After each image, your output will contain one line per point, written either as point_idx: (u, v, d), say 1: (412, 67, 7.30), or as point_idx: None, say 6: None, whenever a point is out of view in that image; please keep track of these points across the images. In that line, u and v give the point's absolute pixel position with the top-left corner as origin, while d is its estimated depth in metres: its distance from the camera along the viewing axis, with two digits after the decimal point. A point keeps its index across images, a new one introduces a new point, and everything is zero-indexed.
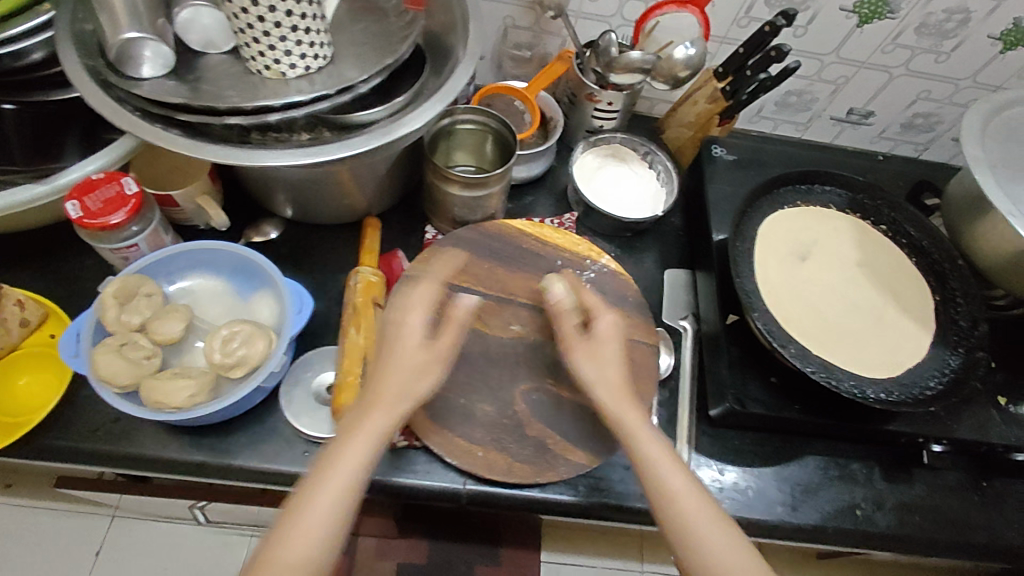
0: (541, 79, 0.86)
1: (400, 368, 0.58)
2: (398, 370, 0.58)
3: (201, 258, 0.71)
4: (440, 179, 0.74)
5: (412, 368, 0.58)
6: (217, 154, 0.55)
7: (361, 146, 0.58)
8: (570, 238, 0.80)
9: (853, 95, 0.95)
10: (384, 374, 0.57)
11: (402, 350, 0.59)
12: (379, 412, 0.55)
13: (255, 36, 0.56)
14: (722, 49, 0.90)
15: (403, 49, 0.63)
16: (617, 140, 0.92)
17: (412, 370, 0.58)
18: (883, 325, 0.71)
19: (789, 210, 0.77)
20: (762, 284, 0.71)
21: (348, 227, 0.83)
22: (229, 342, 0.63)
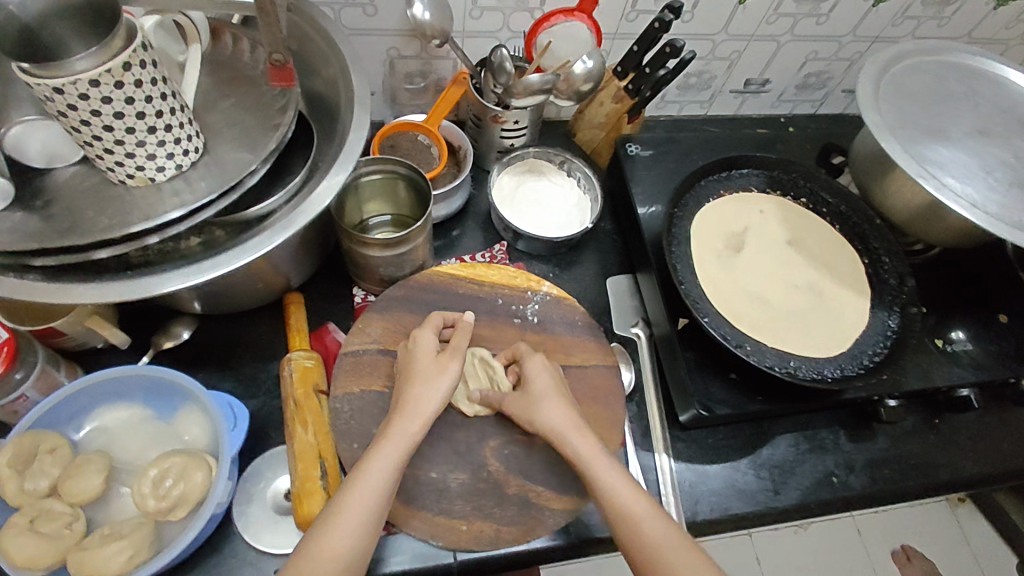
0: (440, 109, 0.81)
1: (439, 384, 0.62)
2: (435, 384, 0.62)
3: (105, 390, 0.62)
4: (357, 244, 0.68)
5: (432, 377, 0.63)
6: (95, 293, 0.47)
7: (263, 245, 0.51)
8: (506, 272, 0.77)
9: (748, 67, 0.96)
10: (416, 387, 0.62)
11: (426, 364, 0.64)
12: (396, 429, 0.59)
13: (107, 148, 0.48)
14: (616, 45, 0.88)
15: (287, 125, 0.57)
16: (532, 155, 0.89)
17: (429, 403, 0.61)
18: (825, 300, 0.72)
19: (714, 202, 0.76)
20: (705, 285, 0.70)
21: (269, 309, 0.76)
22: (162, 482, 0.56)
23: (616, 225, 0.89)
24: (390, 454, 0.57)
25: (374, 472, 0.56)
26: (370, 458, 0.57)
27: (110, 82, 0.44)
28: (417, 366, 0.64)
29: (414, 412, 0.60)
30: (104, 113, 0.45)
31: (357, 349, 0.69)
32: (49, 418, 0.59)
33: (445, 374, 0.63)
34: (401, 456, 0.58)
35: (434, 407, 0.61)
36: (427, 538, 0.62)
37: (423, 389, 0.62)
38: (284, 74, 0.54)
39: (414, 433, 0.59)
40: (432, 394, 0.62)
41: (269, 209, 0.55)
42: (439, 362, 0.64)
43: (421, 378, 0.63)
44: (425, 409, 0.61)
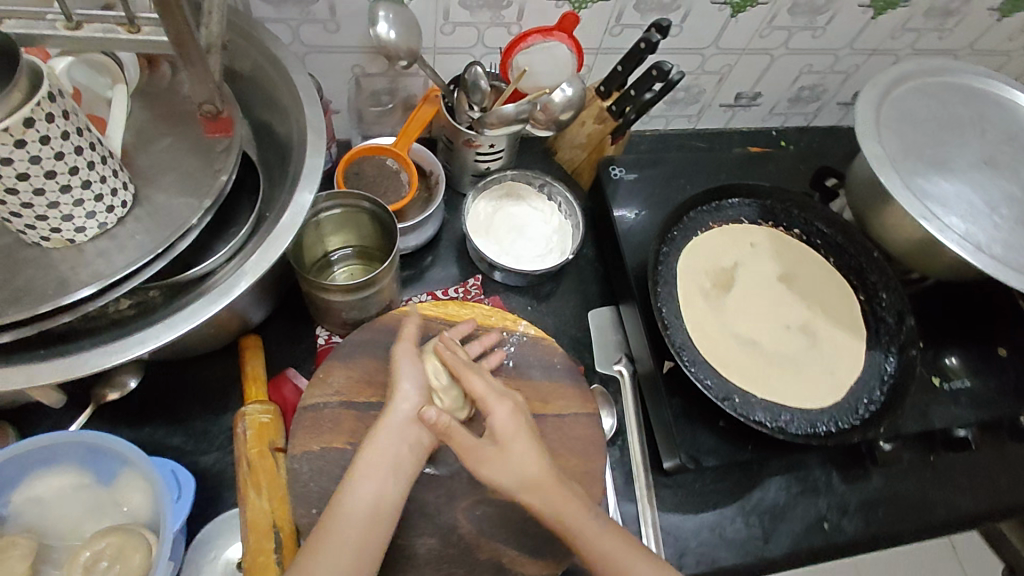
0: (411, 129, 0.75)
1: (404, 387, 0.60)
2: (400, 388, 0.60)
3: (37, 458, 0.56)
4: (315, 288, 0.63)
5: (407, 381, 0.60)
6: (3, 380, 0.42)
7: (196, 316, 0.46)
8: (480, 311, 0.71)
9: (738, 81, 0.91)
10: (394, 390, 0.60)
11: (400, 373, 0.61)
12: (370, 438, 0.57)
13: (14, 211, 0.42)
14: (599, 60, 0.82)
15: (229, 171, 0.51)
16: (510, 178, 0.83)
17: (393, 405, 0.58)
18: (819, 344, 0.67)
19: (703, 235, 0.71)
20: (693, 329, 0.65)
21: (224, 353, 0.70)
22: (96, 566, 0.52)
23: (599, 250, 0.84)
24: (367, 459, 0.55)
25: (358, 479, 0.54)
26: (357, 469, 0.55)
27: (9, 141, 0.38)
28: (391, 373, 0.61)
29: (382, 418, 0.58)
30: (5, 175, 0.39)
31: (318, 402, 0.64)
32: None
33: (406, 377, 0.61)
34: (384, 459, 0.55)
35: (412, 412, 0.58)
36: None
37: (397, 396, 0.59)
38: (221, 124, 0.51)
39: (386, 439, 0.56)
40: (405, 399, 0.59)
41: (208, 268, 0.49)
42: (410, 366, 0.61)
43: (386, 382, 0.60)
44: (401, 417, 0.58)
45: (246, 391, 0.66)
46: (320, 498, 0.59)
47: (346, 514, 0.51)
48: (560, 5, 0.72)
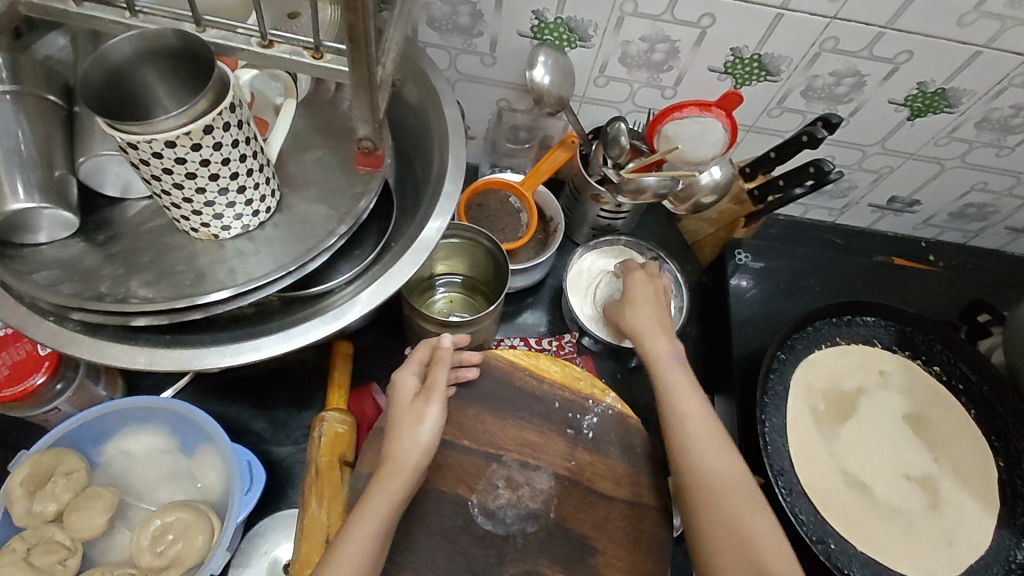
0: (541, 170, 0.74)
1: (420, 432, 0.56)
2: (417, 432, 0.56)
3: (137, 416, 0.60)
4: (416, 314, 0.65)
5: (413, 424, 0.56)
6: (128, 359, 0.44)
7: (307, 335, 0.47)
8: (570, 371, 0.69)
9: (896, 184, 0.83)
10: (399, 434, 0.56)
11: (406, 409, 0.57)
12: (375, 490, 0.54)
13: (175, 203, 0.45)
14: (749, 137, 0.78)
15: (367, 198, 0.52)
16: (622, 243, 0.80)
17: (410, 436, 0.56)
18: (940, 505, 0.60)
19: (827, 350, 0.65)
20: (797, 453, 0.59)
21: (317, 351, 0.72)
22: (162, 537, 0.54)
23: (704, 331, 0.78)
24: (370, 517, 0.53)
25: (356, 537, 0.52)
26: (351, 528, 0.52)
27: (187, 143, 0.40)
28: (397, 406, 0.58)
29: (396, 469, 0.54)
30: (176, 172, 0.42)
31: None
32: (75, 436, 0.58)
33: (425, 421, 0.57)
34: (385, 517, 0.53)
35: (418, 460, 0.55)
36: None
37: (402, 437, 0.56)
38: (370, 158, 0.51)
39: (399, 490, 0.54)
40: (413, 441, 0.56)
41: (328, 288, 0.50)
42: (420, 407, 0.57)
43: (402, 410, 0.57)
44: (408, 464, 0.55)
45: (329, 396, 0.67)
46: None
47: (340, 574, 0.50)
48: (722, 78, 0.69)
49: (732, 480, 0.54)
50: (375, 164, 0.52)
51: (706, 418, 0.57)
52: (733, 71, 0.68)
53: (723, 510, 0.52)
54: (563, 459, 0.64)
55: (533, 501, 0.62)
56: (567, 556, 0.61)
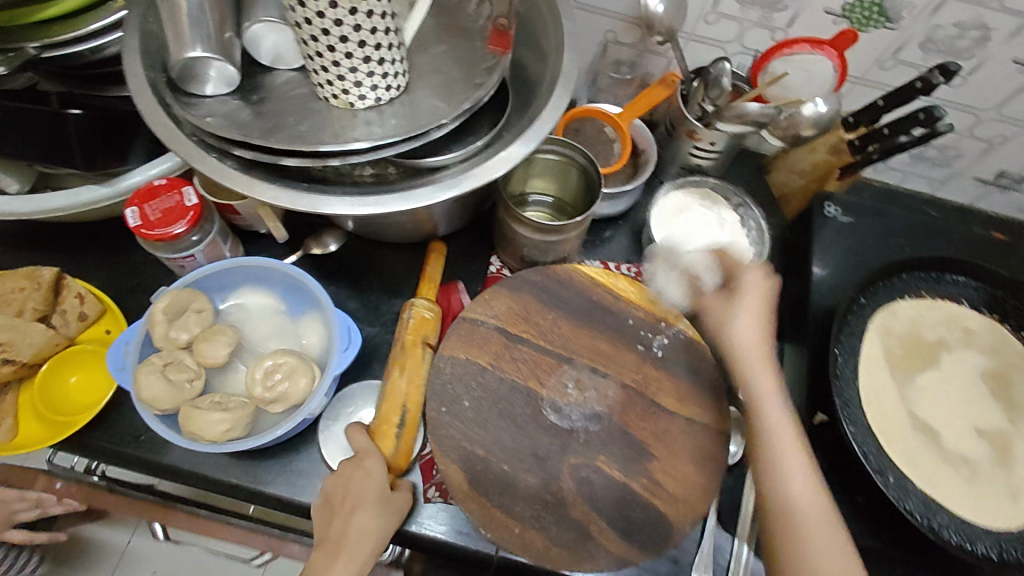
0: (638, 106, 0.77)
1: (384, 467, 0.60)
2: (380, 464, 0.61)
3: (255, 275, 0.67)
4: (510, 217, 0.69)
5: (378, 507, 0.59)
6: (275, 197, 0.50)
7: (425, 198, 0.52)
8: (646, 294, 0.72)
9: (1008, 157, 0.80)
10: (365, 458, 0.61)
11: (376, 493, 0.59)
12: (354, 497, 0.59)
13: (324, 66, 0.50)
14: (856, 90, 0.77)
15: (488, 88, 0.56)
16: (710, 185, 0.82)
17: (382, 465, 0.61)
18: (1009, 462, 0.60)
19: (910, 300, 0.66)
20: (867, 391, 0.61)
21: (410, 248, 0.78)
22: (272, 375, 0.61)
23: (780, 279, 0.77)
24: (363, 517, 0.57)
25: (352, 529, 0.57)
26: (341, 521, 0.57)
27: (346, 5, 0.45)
28: (360, 493, 0.58)
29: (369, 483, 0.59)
30: (332, 34, 0.47)
31: (476, 318, 0.68)
32: (204, 282, 0.66)
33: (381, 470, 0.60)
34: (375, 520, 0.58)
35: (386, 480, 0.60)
36: (479, 525, 0.61)
37: (367, 522, 0.57)
38: (503, 38, 0.59)
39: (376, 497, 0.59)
40: (380, 529, 0.58)
41: (443, 163, 0.55)
42: (391, 501, 0.60)
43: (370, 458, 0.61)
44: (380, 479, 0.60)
45: (420, 285, 0.73)
46: (451, 399, 0.64)
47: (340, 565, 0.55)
48: (837, 21, 0.69)
49: (813, 493, 0.54)
50: (504, 45, 0.59)
51: (790, 427, 0.57)
52: (851, 14, 0.67)
53: (789, 521, 0.53)
54: (630, 371, 0.68)
55: (598, 404, 0.66)
56: (626, 458, 0.64)
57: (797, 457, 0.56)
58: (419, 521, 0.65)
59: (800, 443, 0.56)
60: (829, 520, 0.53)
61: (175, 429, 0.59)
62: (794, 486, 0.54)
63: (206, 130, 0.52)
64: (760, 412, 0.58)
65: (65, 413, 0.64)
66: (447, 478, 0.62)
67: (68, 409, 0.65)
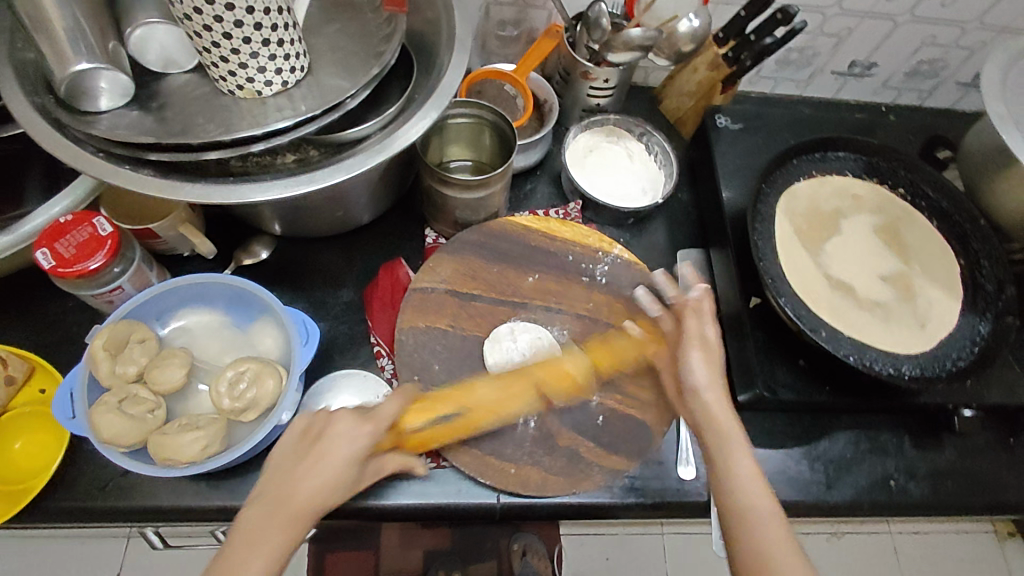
0: (530, 60, 0.80)
1: (355, 428, 0.55)
2: (354, 426, 0.55)
3: (193, 293, 0.65)
4: (436, 182, 0.69)
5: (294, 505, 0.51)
6: (202, 195, 0.49)
7: (356, 167, 0.53)
8: (579, 230, 0.75)
9: (855, 47, 0.91)
10: (335, 422, 0.55)
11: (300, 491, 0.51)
12: (310, 465, 0.52)
13: (223, 57, 0.50)
14: (720, 9, 0.84)
15: (392, 52, 0.58)
16: (612, 121, 0.87)
17: (351, 430, 0.55)
18: (911, 298, 0.70)
19: (804, 182, 0.74)
20: (786, 265, 0.69)
21: (343, 239, 0.78)
22: (237, 384, 0.60)
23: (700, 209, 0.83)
24: (307, 494, 0.51)
25: (292, 513, 0.50)
26: (285, 491, 0.51)
27: None
28: (321, 460, 0.53)
29: (331, 454, 0.53)
30: (225, 20, 0.47)
31: (426, 287, 0.70)
32: (140, 312, 0.63)
33: (361, 426, 0.55)
34: (328, 494, 0.53)
35: (356, 446, 0.54)
36: (477, 476, 0.63)
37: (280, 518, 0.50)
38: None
39: (339, 472, 0.53)
40: (328, 497, 0.52)
41: (364, 133, 0.56)
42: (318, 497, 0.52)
43: (339, 417, 0.55)
44: (346, 447, 0.54)
45: None
46: (421, 367, 0.66)
47: None
48: None
49: (759, 493, 0.55)
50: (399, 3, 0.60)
51: (721, 404, 0.60)
52: None
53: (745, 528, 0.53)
54: (581, 302, 0.72)
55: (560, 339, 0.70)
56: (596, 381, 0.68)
57: (727, 448, 0.58)
58: (415, 491, 0.66)
59: (736, 428, 0.59)
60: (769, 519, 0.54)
61: (146, 462, 0.57)
62: (736, 472, 0.56)
63: (113, 143, 0.50)
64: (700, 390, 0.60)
65: (18, 481, 0.60)
66: (436, 441, 0.63)
67: (18, 476, 0.61)
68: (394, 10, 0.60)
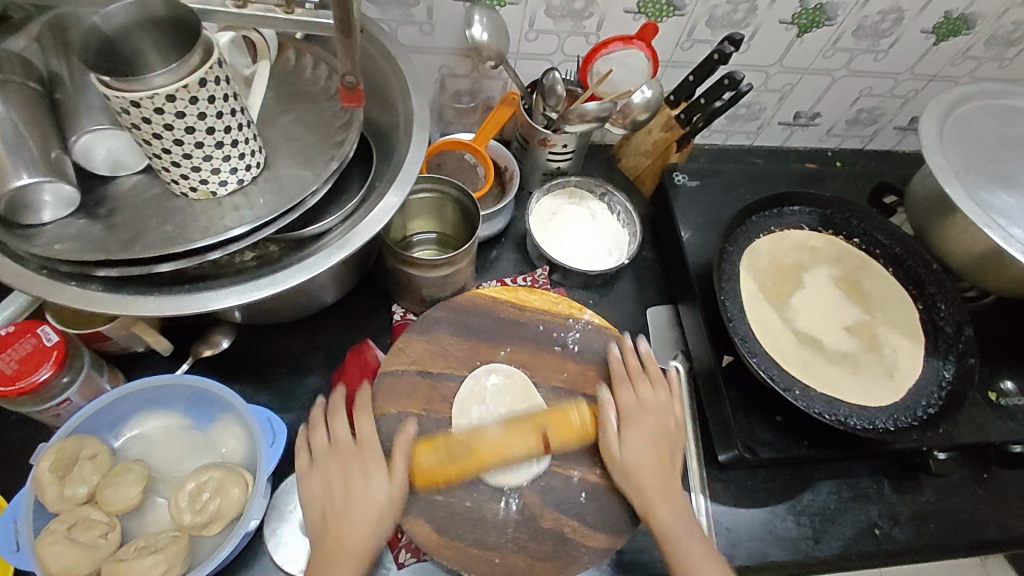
0: (489, 127, 0.81)
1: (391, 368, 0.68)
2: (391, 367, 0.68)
3: (149, 397, 0.62)
4: (402, 263, 0.69)
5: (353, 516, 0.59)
6: (154, 307, 0.47)
7: (319, 265, 0.51)
8: (548, 298, 0.75)
9: (798, 100, 0.94)
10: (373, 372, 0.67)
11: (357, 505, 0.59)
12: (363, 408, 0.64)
13: (174, 161, 0.48)
14: (669, 72, 0.87)
15: (351, 142, 0.56)
16: (573, 183, 0.88)
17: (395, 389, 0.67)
18: (878, 346, 0.71)
19: (764, 239, 0.76)
20: (754, 323, 0.69)
21: (307, 321, 0.76)
22: (199, 496, 0.56)
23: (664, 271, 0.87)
24: (370, 426, 0.63)
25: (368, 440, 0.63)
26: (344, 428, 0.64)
27: (186, 97, 0.43)
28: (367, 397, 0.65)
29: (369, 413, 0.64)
30: (176, 127, 0.45)
31: (396, 369, 0.68)
32: (91, 423, 0.59)
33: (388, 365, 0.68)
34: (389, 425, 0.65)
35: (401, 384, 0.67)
36: (461, 569, 0.60)
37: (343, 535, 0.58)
38: (354, 96, 0.52)
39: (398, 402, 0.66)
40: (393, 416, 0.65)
41: (325, 227, 0.54)
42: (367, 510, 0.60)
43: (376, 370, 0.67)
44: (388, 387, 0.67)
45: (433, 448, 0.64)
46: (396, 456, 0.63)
47: (359, 521, 0.58)
48: (637, 18, 0.77)
49: (677, 521, 0.62)
50: (355, 99, 0.52)
51: (643, 417, 0.67)
52: (645, 10, 0.76)
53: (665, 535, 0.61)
54: (556, 372, 0.71)
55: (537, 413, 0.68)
56: (575, 453, 0.67)
57: (646, 471, 0.64)
58: None
59: (653, 455, 0.65)
60: (671, 509, 0.63)
61: None
62: (650, 492, 0.63)
63: (56, 259, 0.48)
64: (631, 460, 0.64)
65: None
66: (416, 535, 0.60)
67: None
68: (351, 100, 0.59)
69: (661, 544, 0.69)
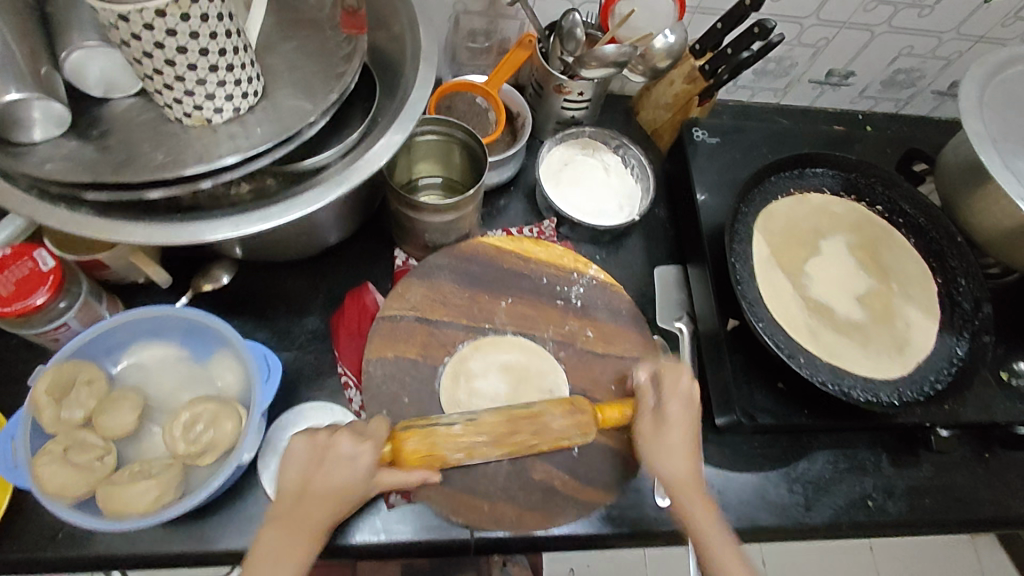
0: (502, 70, 0.77)
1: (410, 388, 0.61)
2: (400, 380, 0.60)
3: (145, 326, 0.62)
4: (405, 207, 0.67)
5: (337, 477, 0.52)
6: (146, 235, 0.46)
7: (315, 200, 0.49)
8: (553, 250, 0.73)
9: (833, 57, 0.89)
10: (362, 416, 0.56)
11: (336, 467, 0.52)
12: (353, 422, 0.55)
13: (166, 83, 0.46)
14: (697, 19, 0.82)
15: (352, 74, 0.54)
16: (587, 134, 0.85)
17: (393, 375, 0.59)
18: (890, 318, 0.69)
19: (783, 200, 0.73)
20: (764, 288, 0.67)
21: (308, 261, 0.75)
22: (193, 427, 0.56)
23: (673, 227, 0.84)
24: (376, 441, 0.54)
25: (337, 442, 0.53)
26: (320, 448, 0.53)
27: (177, 13, 0.41)
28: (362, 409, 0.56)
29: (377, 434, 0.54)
30: (167, 47, 0.43)
31: (395, 314, 0.67)
32: (88, 349, 0.59)
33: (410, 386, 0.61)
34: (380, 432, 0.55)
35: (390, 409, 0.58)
36: (450, 513, 0.60)
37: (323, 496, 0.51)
38: (356, 20, 0.58)
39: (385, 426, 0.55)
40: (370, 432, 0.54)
41: (323, 162, 0.53)
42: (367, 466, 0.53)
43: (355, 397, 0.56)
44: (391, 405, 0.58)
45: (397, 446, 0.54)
46: (390, 401, 0.63)
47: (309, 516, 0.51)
48: None
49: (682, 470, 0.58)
50: (357, 27, 0.57)
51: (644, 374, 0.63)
52: None
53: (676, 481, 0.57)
54: (558, 326, 0.70)
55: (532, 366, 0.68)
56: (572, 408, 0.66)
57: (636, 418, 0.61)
58: (388, 527, 0.64)
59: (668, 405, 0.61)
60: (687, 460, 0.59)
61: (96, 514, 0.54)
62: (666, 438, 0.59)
63: (45, 180, 0.47)
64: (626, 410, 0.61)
65: None
66: None
67: None
68: (352, 33, 0.57)
69: (650, 502, 0.69)
